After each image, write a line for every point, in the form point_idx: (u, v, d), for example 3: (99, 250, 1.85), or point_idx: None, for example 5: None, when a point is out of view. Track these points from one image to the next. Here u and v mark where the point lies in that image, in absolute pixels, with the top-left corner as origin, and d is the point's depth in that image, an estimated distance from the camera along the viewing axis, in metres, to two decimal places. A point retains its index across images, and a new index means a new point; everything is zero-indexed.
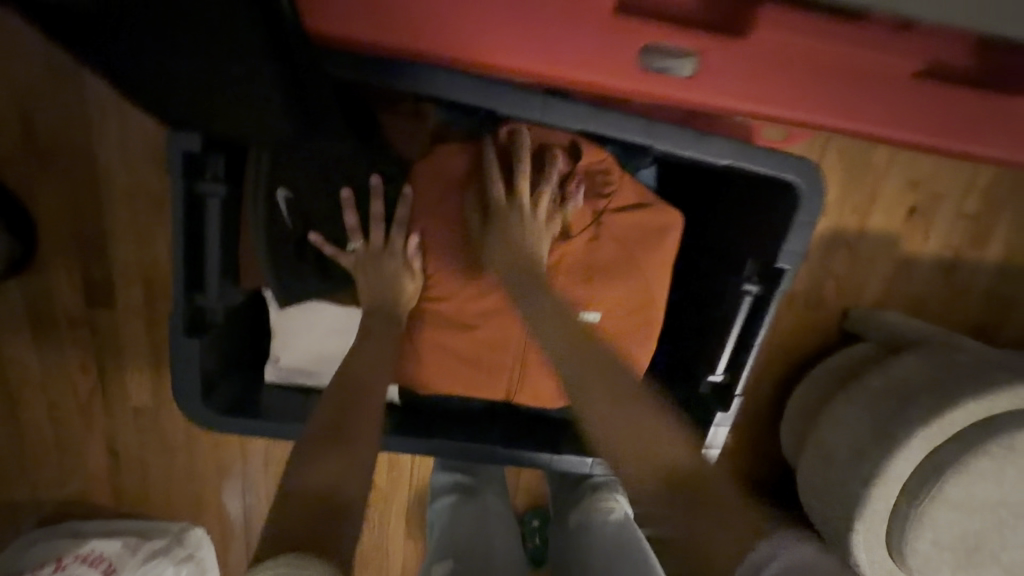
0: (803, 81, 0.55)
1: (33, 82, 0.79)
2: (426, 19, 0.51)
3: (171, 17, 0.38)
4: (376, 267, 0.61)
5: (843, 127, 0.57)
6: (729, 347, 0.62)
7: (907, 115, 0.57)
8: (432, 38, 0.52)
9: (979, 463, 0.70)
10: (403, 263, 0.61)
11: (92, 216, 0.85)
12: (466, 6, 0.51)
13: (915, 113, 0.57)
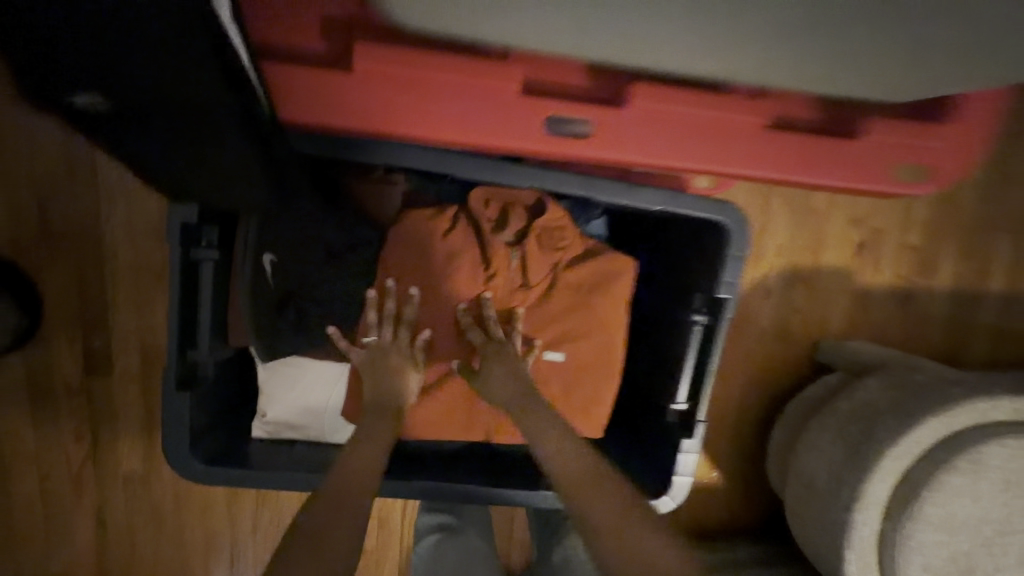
0: (707, 138, 0.65)
1: (49, 175, 0.87)
2: (383, 109, 0.61)
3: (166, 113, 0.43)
4: (391, 360, 0.63)
5: (747, 171, 0.67)
6: (687, 375, 0.65)
7: (802, 159, 0.67)
8: (390, 123, 0.61)
9: (954, 482, 0.71)
10: (412, 354, 0.64)
11: (96, 290, 0.91)
12: (418, 96, 0.61)
13: (808, 155, 0.67)
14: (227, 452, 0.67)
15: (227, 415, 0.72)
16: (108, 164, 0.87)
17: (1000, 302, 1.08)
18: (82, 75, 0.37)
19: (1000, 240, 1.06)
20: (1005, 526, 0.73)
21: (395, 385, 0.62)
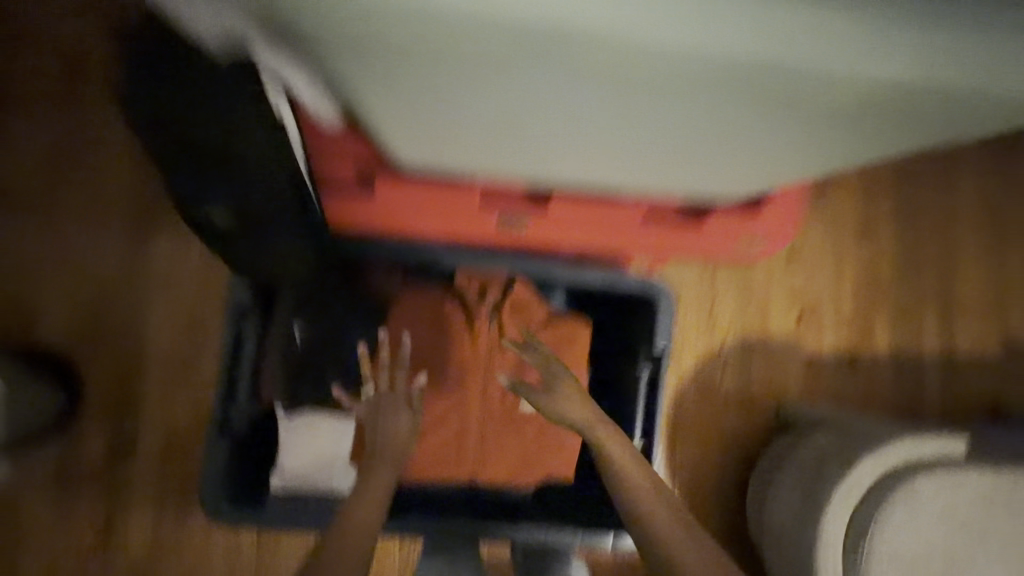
0: (626, 229, 0.74)
1: (93, 281, 1.01)
2: (357, 214, 0.72)
3: (253, 205, 0.50)
4: (388, 406, 0.70)
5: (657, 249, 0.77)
6: (639, 416, 0.76)
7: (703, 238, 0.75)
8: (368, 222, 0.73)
9: (898, 516, 0.79)
10: (407, 401, 0.71)
11: (131, 375, 1.01)
12: (378, 201, 0.70)
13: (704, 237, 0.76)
14: (254, 489, 0.75)
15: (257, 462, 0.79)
16: (144, 268, 1.01)
17: (935, 363, 1.21)
18: (218, 194, 0.48)
19: (924, 307, 1.22)
20: (955, 561, 0.79)
21: (391, 431, 0.68)
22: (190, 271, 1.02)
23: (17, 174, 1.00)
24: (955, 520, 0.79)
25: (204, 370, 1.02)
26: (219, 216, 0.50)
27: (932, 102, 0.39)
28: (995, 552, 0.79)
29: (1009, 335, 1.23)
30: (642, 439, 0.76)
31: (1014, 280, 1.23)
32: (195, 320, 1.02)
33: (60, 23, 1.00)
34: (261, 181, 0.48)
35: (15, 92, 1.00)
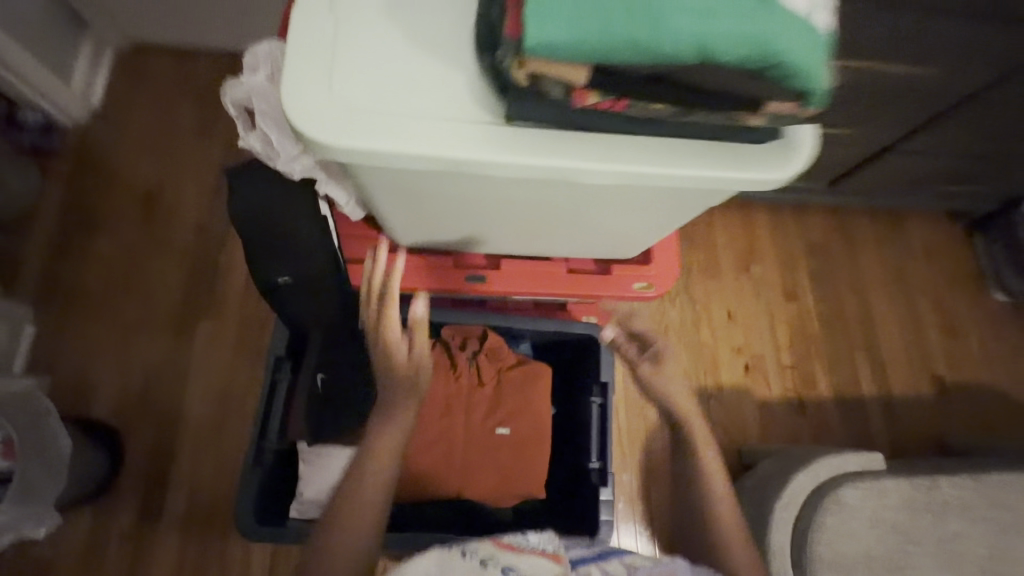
0: (542, 283, 0.79)
1: (144, 364, 1.21)
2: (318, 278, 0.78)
3: (315, 277, 0.73)
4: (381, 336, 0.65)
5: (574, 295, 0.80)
6: (594, 439, 0.91)
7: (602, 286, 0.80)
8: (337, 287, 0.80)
9: (833, 523, 0.90)
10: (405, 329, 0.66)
11: (168, 440, 1.16)
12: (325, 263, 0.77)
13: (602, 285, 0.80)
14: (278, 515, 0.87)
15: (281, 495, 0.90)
16: (188, 351, 1.22)
17: (876, 405, 1.36)
18: (283, 269, 0.71)
19: (857, 356, 1.39)
20: (893, 563, 0.88)
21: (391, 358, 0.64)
22: (228, 350, 1.23)
23: (97, 277, 1.25)
24: (888, 524, 0.90)
25: (231, 435, 1.17)
26: (284, 279, 0.71)
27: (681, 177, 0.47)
28: (929, 553, 0.89)
29: (937, 377, 1.39)
30: (599, 460, 0.90)
31: (928, 328, 1.42)
32: (228, 391, 1.20)
33: (145, 166, 1.33)
34: (311, 257, 0.69)
35: (103, 218, 1.29)
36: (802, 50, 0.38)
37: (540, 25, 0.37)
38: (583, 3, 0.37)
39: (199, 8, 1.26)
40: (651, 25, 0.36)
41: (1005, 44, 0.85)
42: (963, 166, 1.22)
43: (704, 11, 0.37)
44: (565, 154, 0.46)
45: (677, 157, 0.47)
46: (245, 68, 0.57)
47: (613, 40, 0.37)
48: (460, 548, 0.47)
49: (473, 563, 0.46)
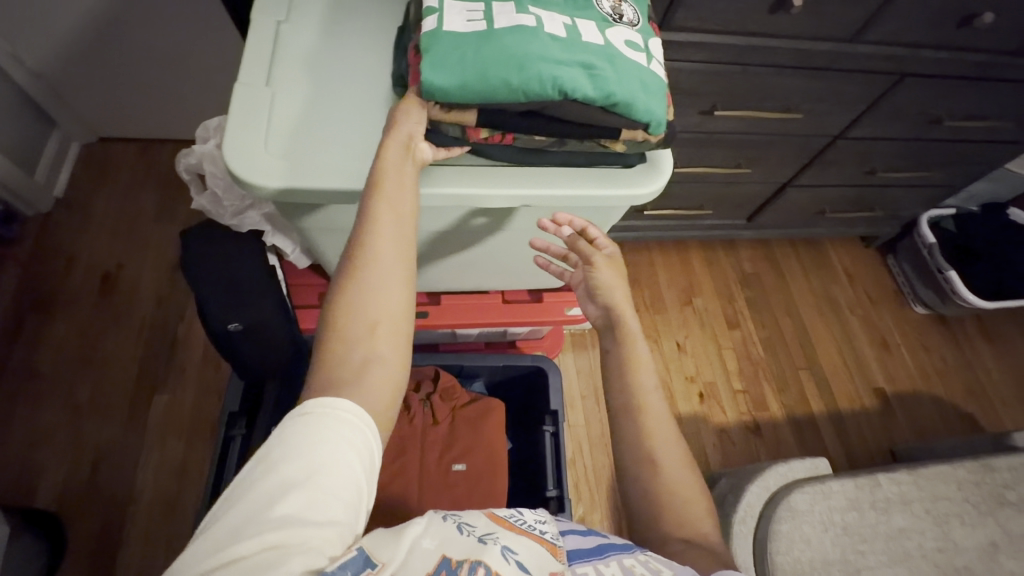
0: (484, 315, 0.88)
1: (96, 441, 1.18)
2: None
3: (262, 328, 0.75)
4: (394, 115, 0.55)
5: (514, 323, 0.90)
6: (550, 467, 0.92)
7: (539, 313, 0.90)
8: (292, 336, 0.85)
9: (788, 528, 0.92)
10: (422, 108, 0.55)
11: (117, 526, 1.11)
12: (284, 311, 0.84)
13: (538, 312, 0.90)
14: None
15: None
16: (145, 423, 1.20)
17: (826, 421, 1.42)
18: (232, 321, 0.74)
19: (801, 375, 1.47)
20: (850, 565, 0.90)
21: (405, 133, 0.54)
22: (186, 424, 1.21)
23: (51, 359, 1.25)
24: (839, 527, 0.93)
25: (186, 511, 1.13)
26: (233, 327, 0.74)
27: (553, 198, 0.65)
28: (878, 550, 0.92)
29: (878, 389, 1.47)
30: (556, 488, 0.91)
31: (861, 343, 1.53)
32: (185, 466, 1.17)
33: (106, 247, 1.37)
34: (260, 303, 0.73)
35: (58, 301, 1.31)
36: (631, 86, 0.54)
37: (440, 76, 0.52)
38: (469, 58, 0.52)
39: (165, 103, 1.39)
40: (519, 71, 0.52)
41: (854, 93, 1.03)
42: (856, 196, 1.39)
43: (557, 60, 0.53)
44: (483, 184, 0.63)
45: (550, 185, 0.64)
46: (197, 139, 0.70)
47: (493, 85, 0.52)
48: (457, 521, 0.42)
49: (473, 541, 0.40)
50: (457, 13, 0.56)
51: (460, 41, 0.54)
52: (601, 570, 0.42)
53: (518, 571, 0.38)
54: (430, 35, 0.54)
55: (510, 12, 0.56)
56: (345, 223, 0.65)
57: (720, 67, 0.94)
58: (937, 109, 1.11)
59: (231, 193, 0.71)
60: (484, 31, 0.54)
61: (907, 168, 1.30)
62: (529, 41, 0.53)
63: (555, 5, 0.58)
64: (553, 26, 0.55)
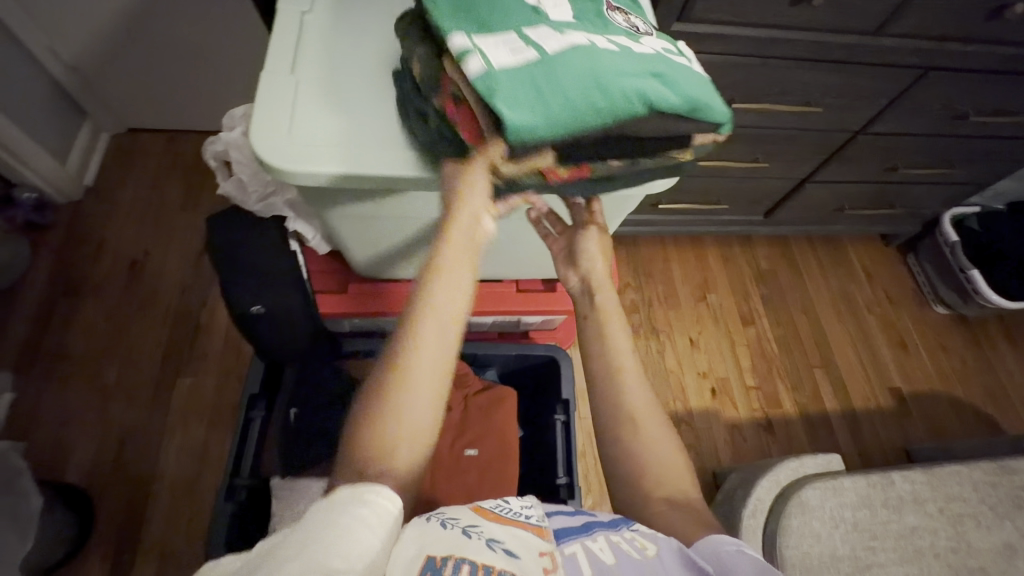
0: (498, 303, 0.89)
1: (122, 422, 1.22)
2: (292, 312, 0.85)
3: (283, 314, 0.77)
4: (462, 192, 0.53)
5: (528, 311, 0.90)
6: (562, 454, 0.93)
7: (552, 302, 0.91)
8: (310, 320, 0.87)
9: (798, 524, 0.91)
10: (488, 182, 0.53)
11: (141, 504, 1.15)
12: None
13: (551, 302, 0.91)
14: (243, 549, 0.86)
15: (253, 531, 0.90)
16: (168, 405, 1.24)
17: (840, 420, 1.40)
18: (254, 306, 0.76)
19: (817, 373, 1.45)
20: (860, 561, 0.90)
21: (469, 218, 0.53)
22: (207, 408, 1.25)
23: (80, 342, 1.29)
24: (849, 523, 0.93)
25: (206, 491, 1.17)
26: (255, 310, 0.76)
27: None
28: (890, 549, 0.91)
29: (895, 389, 1.45)
30: (566, 475, 0.92)
31: (879, 343, 1.51)
32: (206, 449, 1.21)
33: (133, 235, 1.42)
34: (281, 287, 0.75)
35: (87, 287, 1.35)
36: (700, 84, 0.54)
37: (528, 122, 0.46)
38: (546, 89, 0.47)
39: (191, 95, 1.43)
40: (605, 96, 0.48)
41: (877, 87, 1.02)
42: (876, 193, 1.37)
43: (631, 74, 0.50)
44: None
45: None
46: (224, 127, 0.73)
47: (585, 117, 0.48)
48: (440, 518, 0.44)
49: (456, 532, 0.41)
50: (497, 48, 0.50)
51: (527, 72, 0.48)
52: (589, 546, 0.43)
53: (505, 557, 0.39)
54: (486, 75, 0.47)
55: (552, 36, 0.52)
56: (365, 210, 0.67)
57: (738, 59, 0.94)
58: (963, 104, 1.09)
59: (256, 179, 0.73)
60: (542, 61, 0.49)
61: (930, 165, 1.28)
62: (594, 63, 0.49)
63: (588, 25, 0.56)
64: (601, 43, 0.52)
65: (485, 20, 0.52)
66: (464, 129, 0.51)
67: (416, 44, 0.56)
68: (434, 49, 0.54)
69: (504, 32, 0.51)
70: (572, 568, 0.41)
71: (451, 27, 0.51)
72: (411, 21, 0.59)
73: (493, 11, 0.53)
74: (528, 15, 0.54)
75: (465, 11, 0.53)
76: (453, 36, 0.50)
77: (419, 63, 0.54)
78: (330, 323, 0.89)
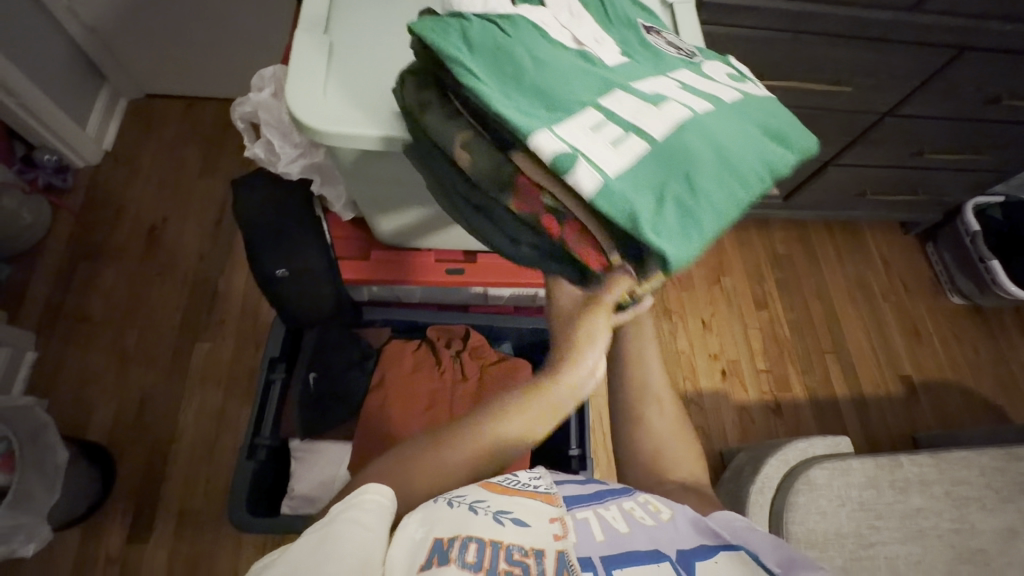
0: (517, 274, 0.87)
1: (141, 384, 1.25)
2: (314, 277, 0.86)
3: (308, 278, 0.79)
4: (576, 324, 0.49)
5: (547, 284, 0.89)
6: (575, 425, 0.95)
7: None
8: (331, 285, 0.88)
9: (805, 502, 0.93)
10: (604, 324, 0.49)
11: (160, 463, 1.19)
12: None
13: None
14: (261, 505, 0.89)
15: (270, 488, 0.93)
16: (186, 369, 1.27)
17: (849, 405, 1.41)
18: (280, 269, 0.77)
19: (828, 358, 1.45)
20: (863, 539, 0.92)
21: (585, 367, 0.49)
22: (223, 373, 1.27)
23: (101, 306, 1.32)
24: (855, 502, 0.94)
25: (224, 452, 1.20)
26: (280, 272, 0.77)
27: None
28: (894, 528, 0.93)
29: (905, 376, 1.45)
30: (578, 447, 0.95)
31: (892, 330, 1.50)
32: (223, 412, 1.24)
33: (152, 201, 1.43)
34: (306, 251, 0.76)
35: (106, 251, 1.37)
36: (789, 121, 0.51)
37: (679, 244, 0.40)
38: (691, 198, 0.41)
39: (209, 61, 1.42)
40: (731, 179, 0.44)
41: (909, 67, 1.00)
42: (900, 178, 1.35)
43: (746, 147, 0.46)
44: None
45: None
46: (253, 88, 0.72)
47: (726, 211, 0.43)
48: (448, 498, 0.44)
49: (463, 510, 0.42)
50: (596, 144, 0.41)
51: (658, 181, 0.41)
52: (601, 512, 0.45)
53: (515, 528, 0.41)
54: (607, 188, 0.39)
55: (645, 109, 0.45)
56: (392, 174, 0.66)
57: (770, 34, 0.92)
58: (997, 88, 1.06)
59: (286, 142, 0.72)
60: (654, 148, 0.42)
61: (957, 151, 1.25)
62: (705, 139, 0.44)
63: (647, 72, 0.50)
64: (686, 103, 0.47)
65: (554, 97, 0.43)
66: (586, 257, 0.45)
67: (461, 126, 0.46)
68: (493, 139, 0.45)
69: (585, 113, 0.43)
70: (583, 530, 0.42)
71: (523, 116, 0.42)
72: (435, 87, 0.49)
73: (556, 81, 0.44)
74: (591, 78, 0.46)
75: (521, 82, 0.44)
76: (537, 132, 0.40)
77: (475, 155, 0.45)
78: (350, 290, 0.90)
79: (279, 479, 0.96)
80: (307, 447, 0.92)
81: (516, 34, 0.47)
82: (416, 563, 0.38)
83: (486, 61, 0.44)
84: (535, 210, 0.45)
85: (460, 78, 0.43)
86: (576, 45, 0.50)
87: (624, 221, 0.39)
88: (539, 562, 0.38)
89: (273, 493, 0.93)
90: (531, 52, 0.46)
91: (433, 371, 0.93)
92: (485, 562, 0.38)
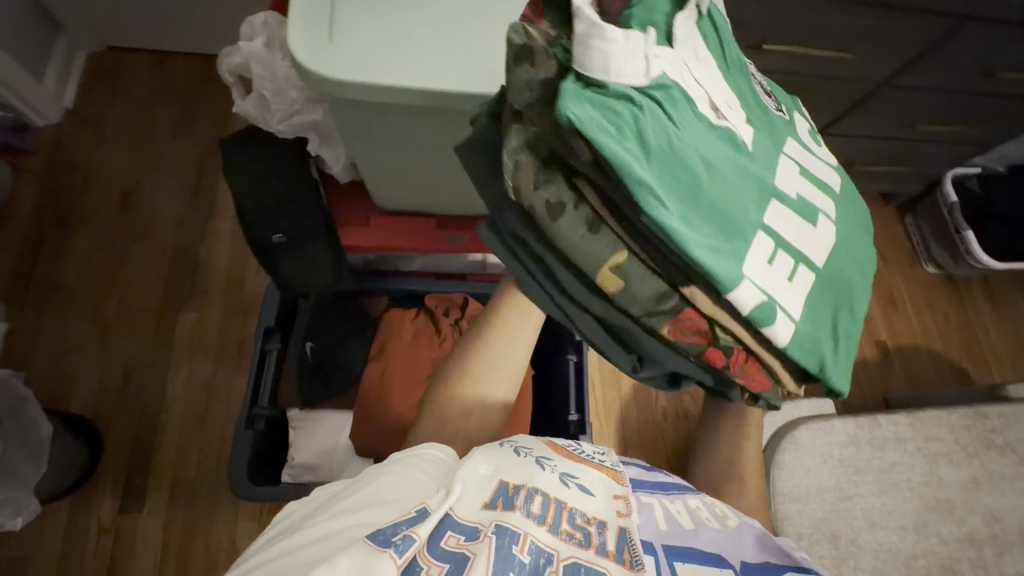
0: None
1: (123, 355, 1.21)
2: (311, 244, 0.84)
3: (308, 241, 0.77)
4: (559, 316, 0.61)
5: None
6: (572, 393, 0.98)
7: None
8: None
9: (789, 458, 0.98)
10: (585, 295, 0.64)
11: (147, 436, 1.16)
12: None
13: None
14: (261, 475, 0.88)
15: (268, 460, 0.91)
16: (171, 341, 1.23)
17: None
18: (278, 234, 0.75)
19: None
20: (842, 491, 0.98)
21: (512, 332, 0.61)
22: (211, 343, 1.23)
23: (75, 273, 1.25)
24: (837, 458, 1.00)
25: (214, 423, 1.18)
26: (277, 237, 0.75)
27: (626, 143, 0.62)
28: (870, 481, 0.99)
29: (879, 342, 1.52)
30: (577, 412, 0.96)
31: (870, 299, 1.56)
32: (212, 383, 1.20)
33: (124, 163, 1.35)
34: (303, 215, 0.74)
35: (76, 217, 1.29)
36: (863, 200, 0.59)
37: (845, 373, 0.51)
38: (849, 325, 0.51)
39: (178, 11, 1.31)
40: (860, 290, 0.53)
41: (909, 36, 0.99)
42: (889, 149, 1.37)
43: (860, 251, 0.54)
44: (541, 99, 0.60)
45: None
46: (243, 37, 0.67)
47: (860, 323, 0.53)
48: (514, 446, 0.50)
49: (532, 463, 0.48)
50: (781, 285, 0.46)
51: (826, 322, 0.50)
52: (666, 503, 0.51)
53: (575, 494, 0.47)
54: (795, 335, 0.47)
55: (796, 229, 0.48)
56: (392, 131, 0.63)
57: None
58: (990, 59, 1.07)
59: (281, 97, 0.68)
60: (816, 275, 0.49)
61: (945, 122, 1.27)
62: (841, 258, 0.51)
63: (774, 151, 0.51)
64: (820, 206, 0.52)
65: (730, 220, 0.44)
66: (751, 383, 0.50)
67: (613, 248, 0.44)
68: (658, 270, 0.45)
69: (759, 241, 0.45)
70: (648, 515, 0.48)
71: (715, 256, 0.42)
72: (566, 179, 0.44)
73: (729, 201, 0.44)
74: (750, 185, 0.46)
75: (700, 208, 0.42)
76: (738, 284, 0.43)
77: (635, 285, 0.45)
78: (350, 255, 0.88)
79: (277, 449, 0.94)
80: (305, 417, 0.92)
81: (683, 129, 0.42)
82: (482, 500, 0.44)
83: (665, 174, 0.41)
84: (691, 339, 0.48)
85: (647, 209, 0.40)
86: (719, 119, 0.46)
87: (814, 366, 0.49)
88: (602, 531, 0.44)
89: (273, 463, 0.92)
90: (704, 163, 0.43)
91: (434, 340, 0.90)
92: (548, 516, 0.43)
